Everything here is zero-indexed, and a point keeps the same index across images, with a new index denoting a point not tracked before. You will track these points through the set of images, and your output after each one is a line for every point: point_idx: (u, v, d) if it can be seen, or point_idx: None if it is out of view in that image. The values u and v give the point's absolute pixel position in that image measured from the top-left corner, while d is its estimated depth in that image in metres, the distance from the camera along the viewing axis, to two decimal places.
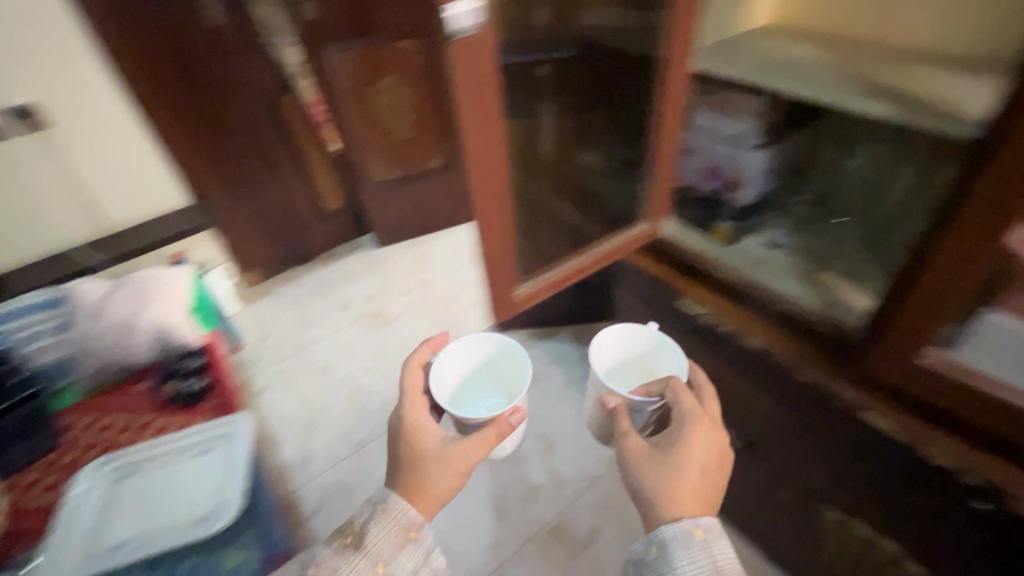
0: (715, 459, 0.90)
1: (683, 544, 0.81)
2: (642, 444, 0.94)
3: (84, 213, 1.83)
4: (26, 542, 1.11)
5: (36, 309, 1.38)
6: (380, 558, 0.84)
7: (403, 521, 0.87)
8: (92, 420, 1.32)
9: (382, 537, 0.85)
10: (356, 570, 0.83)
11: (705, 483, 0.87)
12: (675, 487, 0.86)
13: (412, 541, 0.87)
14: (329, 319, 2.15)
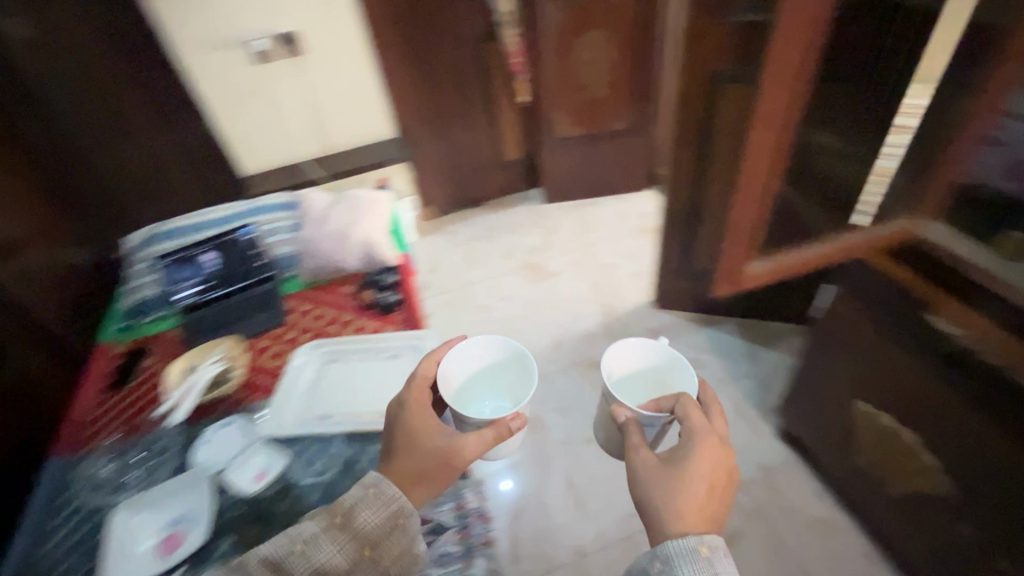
0: (721, 475, 0.87)
1: (688, 560, 0.77)
2: (651, 459, 0.91)
3: (315, 133, 2.14)
4: (256, 401, 1.26)
5: (280, 211, 1.68)
6: (367, 542, 0.83)
7: (395, 506, 0.85)
8: (311, 307, 1.53)
9: (373, 517, 0.84)
10: (341, 549, 0.81)
11: (712, 499, 0.85)
12: (676, 500, 0.84)
13: (398, 529, 0.85)
14: (492, 263, 2.22)
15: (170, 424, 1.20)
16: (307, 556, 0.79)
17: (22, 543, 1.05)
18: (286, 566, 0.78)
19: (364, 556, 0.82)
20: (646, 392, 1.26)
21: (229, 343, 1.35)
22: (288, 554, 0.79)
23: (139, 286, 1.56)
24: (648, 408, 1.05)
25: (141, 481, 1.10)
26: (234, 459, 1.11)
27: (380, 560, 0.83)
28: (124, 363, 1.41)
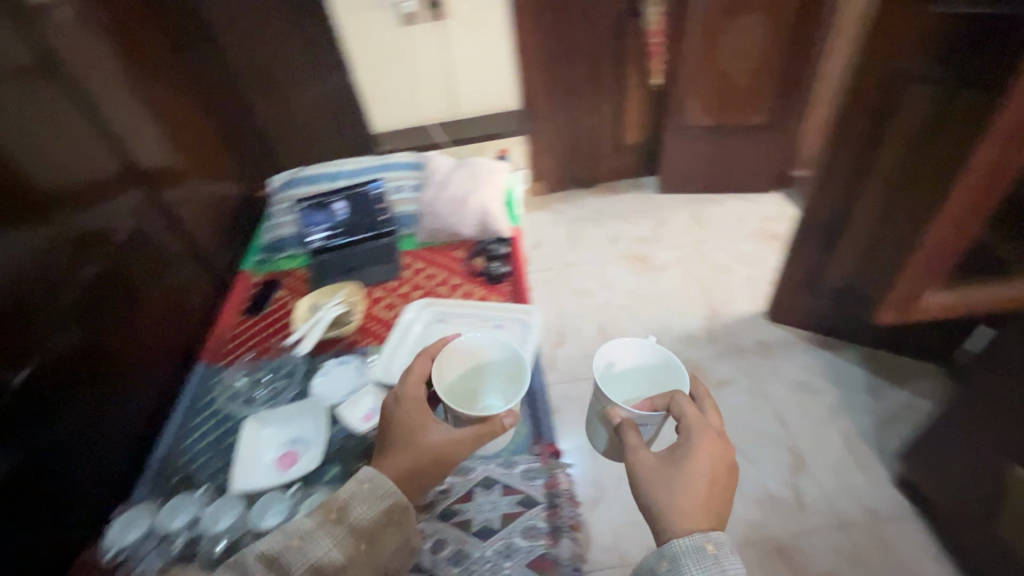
0: (723, 471, 0.83)
1: (695, 558, 0.73)
2: (649, 456, 0.87)
3: (446, 97, 2.20)
4: (368, 345, 1.35)
5: (407, 169, 1.75)
6: (362, 537, 0.79)
7: (393, 502, 0.81)
8: (422, 267, 1.57)
9: (367, 512, 0.80)
10: (335, 545, 0.77)
11: (713, 494, 0.81)
12: (679, 497, 0.80)
13: (393, 524, 0.82)
14: (596, 247, 2.16)
15: (297, 354, 1.29)
16: (303, 552, 0.75)
17: (170, 434, 1.19)
18: (282, 561, 0.74)
19: (358, 551, 0.78)
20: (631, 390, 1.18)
21: (350, 289, 1.43)
22: (284, 550, 0.75)
23: (277, 224, 1.70)
24: (641, 407, 0.98)
25: (268, 398, 1.23)
26: (348, 395, 1.20)
27: (376, 556, 0.80)
28: (260, 291, 1.56)
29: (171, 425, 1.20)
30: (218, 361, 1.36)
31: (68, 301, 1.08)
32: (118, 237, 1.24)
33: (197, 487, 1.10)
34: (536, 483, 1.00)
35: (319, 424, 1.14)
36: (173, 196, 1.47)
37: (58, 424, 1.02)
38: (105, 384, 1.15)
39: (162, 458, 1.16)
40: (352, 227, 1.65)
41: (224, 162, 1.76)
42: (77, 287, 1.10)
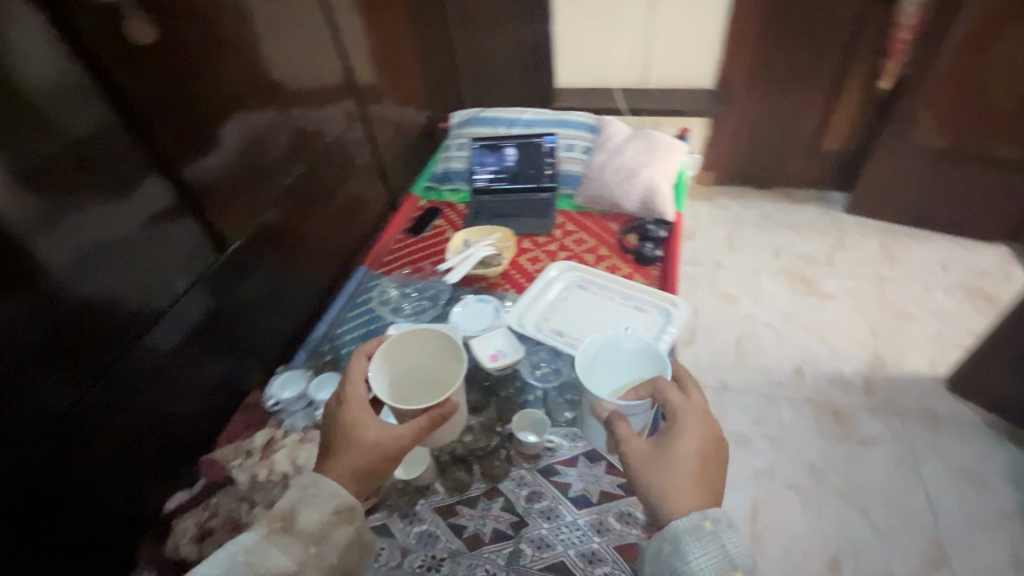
0: (713, 450, 0.79)
1: (696, 537, 0.71)
2: (641, 442, 0.82)
3: (637, 63, 2.10)
4: (503, 290, 1.39)
5: (582, 130, 1.73)
6: (313, 539, 0.74)
7: (340, 500, 0.76)
8: (573, 230, 1.55)
9: (312, 517, 0.75)
10: (284, 556, 0.71)
11: (707, 474, 0.77)
12: (673, 481, 0.75)
13: (342, 522, 0.77)
14: (754, 254, 1.98)
15: (445, 281, 1.38)
16: (251, 566, 0.69)
17: (329, 319, 1.35)
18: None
19: (310, 553, 0.73)
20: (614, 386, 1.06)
21: (503, 234, 1.48)
22: (228, 569, 0.69)
23: (451, 157, 1.80)
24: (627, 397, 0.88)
25: (411, 312, 1.34)
26: (480, 331, 1.24)
27: (327, 556, 0.74)
28: (422, 216, 1.68)
29: (330, 311, 1.37)
30: (375, 269, 1.51)
31: (281, 187, 1.26)
32: (325, 140, 1.41)
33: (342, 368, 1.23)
34: None
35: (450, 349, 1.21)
36: (374, 112, 1.61)
37: (253, 285, 1.22)
38: (291, 263, 1.33)
39: (320, 338, 1.32)
40: (517, 174, 1.69)
41: (420, 90, 1.88)
42: (289, 177, 1.29)
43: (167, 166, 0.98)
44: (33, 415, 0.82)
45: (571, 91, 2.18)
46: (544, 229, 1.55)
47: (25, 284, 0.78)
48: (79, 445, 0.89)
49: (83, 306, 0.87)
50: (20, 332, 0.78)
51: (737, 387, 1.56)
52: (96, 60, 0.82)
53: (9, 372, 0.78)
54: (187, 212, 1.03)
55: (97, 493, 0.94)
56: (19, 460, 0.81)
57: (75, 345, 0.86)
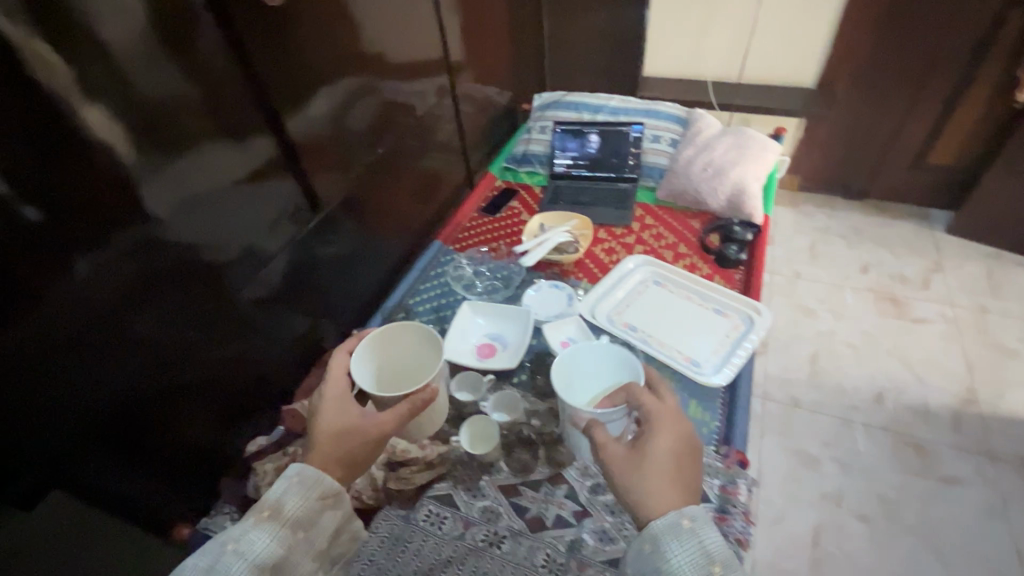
0: (686, 451, 0.80)
1: (674, 534, 0.70)
2: (618, 447, 0.82)
3: (729, 55, 1.95)
4: (575, 278, 1.37)
5: (670, 122, 1.67)
6: (299, 525, 0.76)
7: (327, 487, 0.78)
8: (652, 224, 1.51)
9: (299, 505, 0.76)
10: (271, 544, 0.73)
11: (682, 474, 0.78)
12: (651, 479, 0.76)
13: (327, 508, 0.79)
14: (838, 268, 1.86)
15: (519, 264, 1.37)
16: (241, 553, 0.71)
17: (403, 289, 1.38)
18: (220, 566, 0.69)
19: (297, 538, 0.75)
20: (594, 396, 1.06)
21: (579, 223, 1.46)
22: (219, 558, 0.69)
23: (531, 139, 1.78)
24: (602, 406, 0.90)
25: (483, 291, 1.35)
26: (552, 317, 1.24)
27: (315, 541, 0.77)
28: (498, 197, 1.68)
29: (405, 281, 1.40)
30: (449, 245, 1.53)
31: (368, 155, 1.29)
32: (413, 113, 1.42)
33: None
34: (712, 482, 0.94)
35: (520, 331, 1.21)
36: (461, 89, 1.61)
37: (334, 247, 1.26)
38: (371, 230, 1.36)
39: (393, 306, 1.35)
40: (599, 162, 1.65)
41: (504, 69, 1.85)
42: (377, 146, 1.31)
43: (270, 124, 1.01)
44: (138, 350, 0.87)
45: (657, 80, 2.09)
46: (622, 220, 1.51)
47: (141, 225, 0.83)
48: (172, 381, 0.95)
49: (186, 251, 0.91)
50: (132, 269, 0.83)
51: (808, 405, 1.49)
52: (229, 22, 0.87)
53: (121, 307, 0.83)
54: (282, 171, 1.07)
55: (184, 428, 1.00)
56: (123, 390, 0.86)
57: (176, 286, 0.91)
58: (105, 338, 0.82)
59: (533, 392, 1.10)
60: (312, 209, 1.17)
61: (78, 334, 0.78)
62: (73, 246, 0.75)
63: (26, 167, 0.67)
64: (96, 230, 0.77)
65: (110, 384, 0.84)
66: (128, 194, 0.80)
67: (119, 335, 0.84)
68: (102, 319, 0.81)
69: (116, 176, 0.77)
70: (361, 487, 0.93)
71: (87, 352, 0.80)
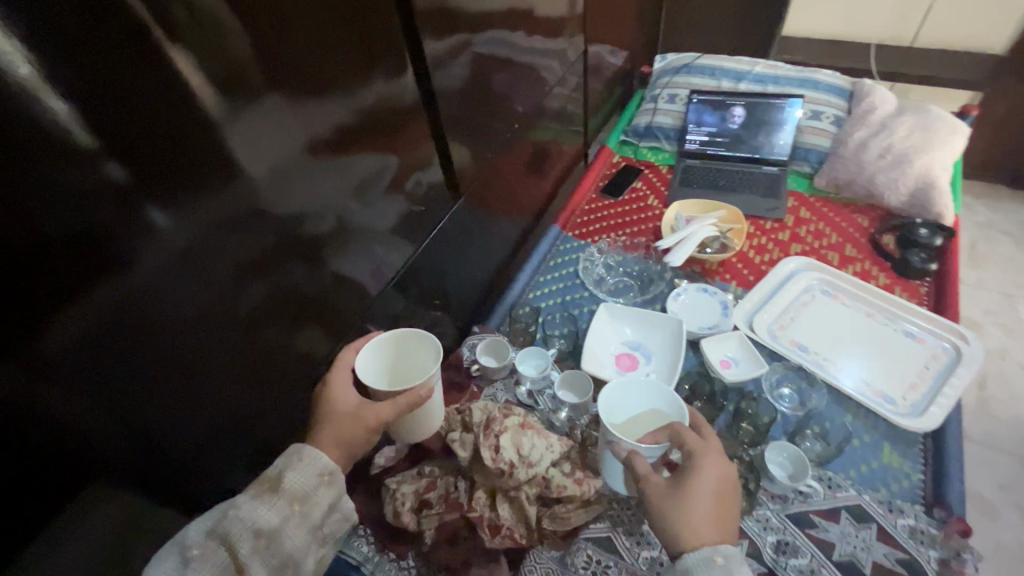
0: (729, 487, 0.68)
1: (705, 571, 0.61)
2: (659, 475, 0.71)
3: (901, 10, 1.64)
4: (721, 279, 1.19)
5: (832, 95, 1.42)
6: (296, 498, 0.71)
7: (322, 461, 0.73)
8: (808, 218, 1.29)
9: (296, 477, 0.72)
10: (266, 513, 0.69)
11: (723, 514, 0.67)
12: (691, 512, 0.65)
13: (325, 486, 0.74)
14: (1008, 276, 1.59)
15: (663, 263, 1.19)
16: (242, 519, 0.68)
17: (523, 280, 1.25)
18: (220, 529, 0.67)
19: (294, 510, 0.71)
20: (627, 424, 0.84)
21: (723, 214, 1.26)
22: (220, 520, 0.67)
23: (657, 110, 1.55)
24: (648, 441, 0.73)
25: (613, 289, 1.21)
26: (706, 327, 1.07)
27: (312, 515, 0.72)
28: (619, 176, 1.50)
29: (524, 272, 1.26)
30: (569, 231, 1.37)
31: (493, 129, 1.12)
32: (540, 79, 1.23)
33: (547, 343, 1.14)
34: (928, 553, 0.79)
35: (670, 343, 1.06)
36: (588, 50, 1.40)
37: (457, 237, 1.11)
38: (492, 214, 1.21)
39: (514, 301, 1.23)
40: (742, 140, 1.43)
41: (630, 26, 1.61)
42: (502, 118, 1.14)
43: (399, 86, 0.84)
44: (238, 335, 0.72)
45: (804, 41, 1.79)
46: (771, 212, 1.30)
47: (245, 187, 0.66)
48: (276, 369, 0.80)
49: (294, 219, 0.74)
50: (231, 241, 0.67)
51: (977, 440, 1.28)
52: None
53: (219, 286, 0.67)
54: (413, 147, 0.92)
55: (291, 421, 0.87)
56: (224, 381, 0.72)
57: (281, 261, 0.75)
58: (202, 323, 0.66)
59: None
60: (435, 189, 1.03)
61: (171, 320, 0.63)
62: (164, 213, 0.58)
63: (103, 110, 0.50)
64: (193, 192, 0.60)
65: (207, 376, 0.70)
66: (230, 150, 0.62)
67: (217, 319, 0.68)
68: (197, 300, 0.65)
69: (214, 126, 0.59)
70: (512, 524, 0.82)
71: (180, 340, 0.64)
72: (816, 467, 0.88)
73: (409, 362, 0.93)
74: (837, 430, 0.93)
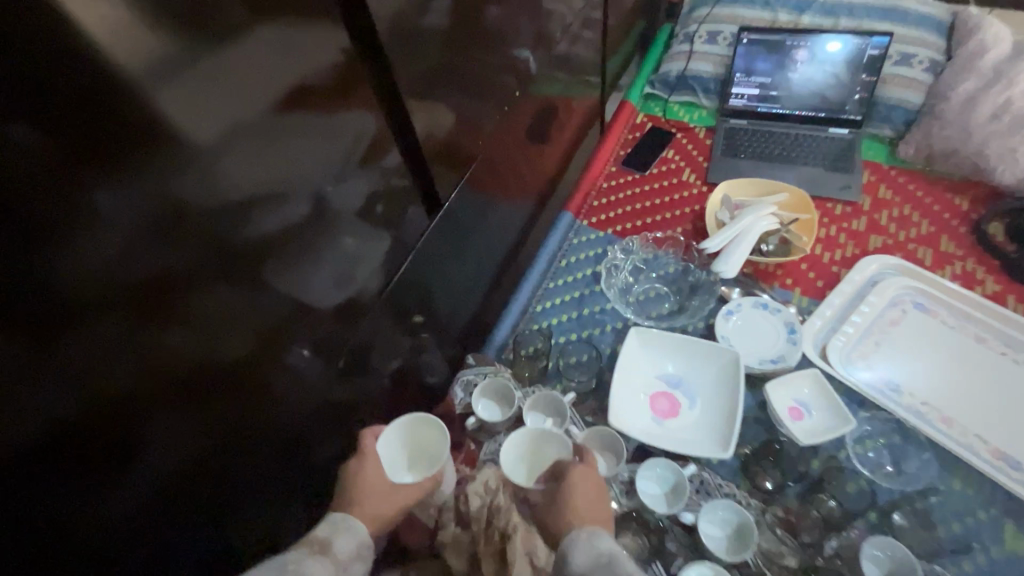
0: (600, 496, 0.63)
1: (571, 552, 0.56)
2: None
3: None
4: (779, 284, 0.94)
5: (926, 32, 1.08)
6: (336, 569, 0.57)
7: (360, 528, 0.61)
8: (891, 199, 1.02)
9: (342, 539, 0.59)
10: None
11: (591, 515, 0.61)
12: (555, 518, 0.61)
13: (359, 562, 0.60)
14: None
15: (711, 273, 0.92)
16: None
17: (528, 290, 1.00)
18: None
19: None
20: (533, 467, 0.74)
21: (786, 198, 0.98)
22: None
23: (694, 53, 1.22)
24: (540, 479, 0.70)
25: (643, 300, 0.95)
26: (768, 360, 0.83)
27: None
28: (645, 142, 1.19)
29: (530, 279, 1.01)
30: (584, 219, 1.10)
31: (485, 94, 0.82)
32: (548, 17, 0.91)
33: (563, 377, 0.90)
34: None
35: (722, 381, 0.82)
36: None
37: (446, 246, 0.85)
38: (491, 209, 0.93)
39: (518, 318, 0.98)
40: (805, 93, 1.10)
41: None
42: (498, 79, 0.84)
43: (346, 46, 0.55)
44: (204, 381, 0.51)
45: None
46: (841, 192, 1.03)
47: (173, 178, 0.42)
48: (261, 416, 0.60)
49: (257, 219, 0.51)
50: (170, 258, 0.44)
51: None
52: None
53: (161, 322, 0.45)
54: (375, 139, 0.63)
55: (282, 479, 0.67)
56: (189, 446, 0.52)
57: (248, 275, 0.52)
58: (143, 380, 0.45)
59: (751, 482, 0.75)
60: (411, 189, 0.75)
61: (97, 377, 0.42)
62: (44, 231, 0.36)
63: None
64: (86, 190, 0.37)
65: (164, 444, 0.49)
66: (134, 121, 0.38)
67: (166, 368, 0.47)
68: (130, 349, 0.43)
69: (94, 81, 0.35)
70: None
71: (112, 407, 0.43)
72: (922, 561, 0.67)
73: (430, 448, 0.74)
74: (938, 505, 0.72)
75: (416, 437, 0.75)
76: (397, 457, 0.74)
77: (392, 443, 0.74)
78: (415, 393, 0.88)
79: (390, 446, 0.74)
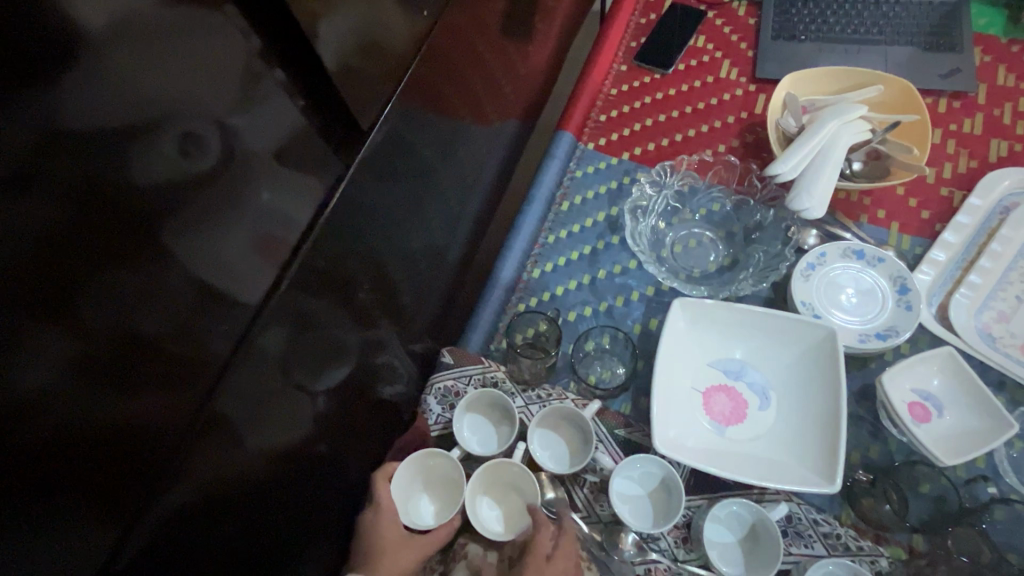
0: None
1: None
2: None
3: None
4: (869, 218, 0.67)
5: None
6: None
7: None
8: (1014, 85, 0.74)
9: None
10: None
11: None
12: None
13: None
14: None
15: (788, 210, 0.64)
16: None
17: (519, 250, 0.71)
18: None
19: None
20: (514, 495, 0.58)
21: (878, 91, 0.69)
22: None
23: None
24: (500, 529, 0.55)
25: (681, 252, 0.68)
26: (872, 335, 0.59)
27: None
28: (664, 24, 0.85)
29: (521, 234, 0.72)
30: (589, 141, 0.79)
31: None
32: None
33: (580, 373, 0.64)
34: None
35: (805, 367, 0.58)
36: None
37: (394, 199, 0.55)
38: (456, 136, 0.63)
39: (507, 290, 0.70)
40: None
41: None
42: None
43: None
44: (202, 330, 0.39)
45: None
46: (946, 80, 0.74)
47: (14, 103, 0.26)
48: (248, 415, 0.46)
49: (168, 169, 0.34)
50: (47, 211, 0.28)
51: None
52: None
53: (37, 317, 0.30)
54: None
55: (270, 515, 0.52)
56: (157, 456, 0.39)
57: (170, 262, 0.36)
58: (103, 337, 0.33)
59: (857, 514, 0.53)
60: (308, 110, 0.43)
61: (76, 323, 0.31)
62: None
63: None
64: None
65: (121, 443, 0.36)
66: None
67: (79, 373, 0.32)
68: (94, 292, 0.32)
69: None
70: None
71: (109, 361, 0.34)
72: None
73: (447, 485, 0.59)
74: None
75: (423, 472, 0.59)
76: (414, 495, 0.59)
77: (403, 484, 0.58)
78: (373, 413, 0.62)
79: (402, 487, 0.58)
